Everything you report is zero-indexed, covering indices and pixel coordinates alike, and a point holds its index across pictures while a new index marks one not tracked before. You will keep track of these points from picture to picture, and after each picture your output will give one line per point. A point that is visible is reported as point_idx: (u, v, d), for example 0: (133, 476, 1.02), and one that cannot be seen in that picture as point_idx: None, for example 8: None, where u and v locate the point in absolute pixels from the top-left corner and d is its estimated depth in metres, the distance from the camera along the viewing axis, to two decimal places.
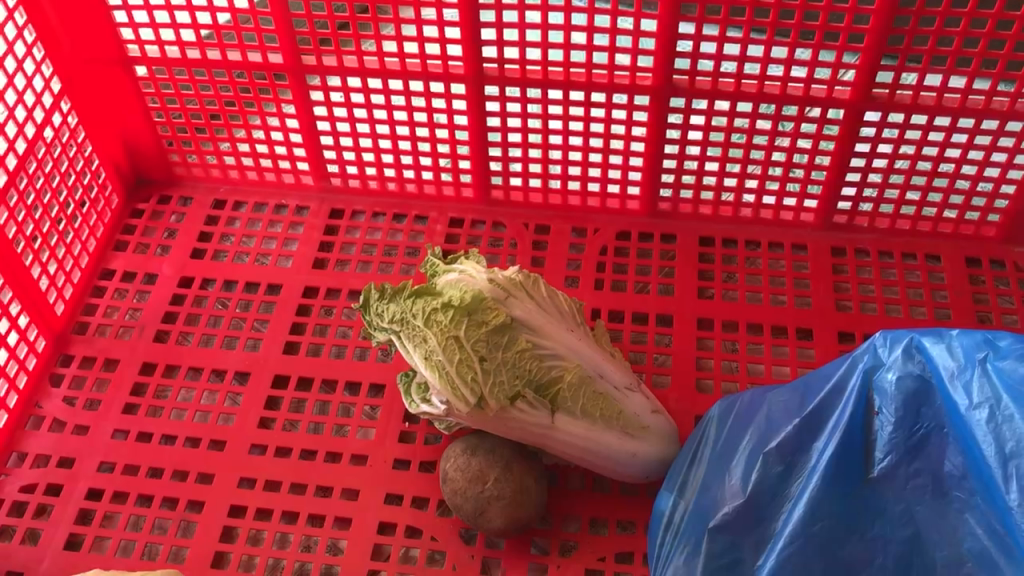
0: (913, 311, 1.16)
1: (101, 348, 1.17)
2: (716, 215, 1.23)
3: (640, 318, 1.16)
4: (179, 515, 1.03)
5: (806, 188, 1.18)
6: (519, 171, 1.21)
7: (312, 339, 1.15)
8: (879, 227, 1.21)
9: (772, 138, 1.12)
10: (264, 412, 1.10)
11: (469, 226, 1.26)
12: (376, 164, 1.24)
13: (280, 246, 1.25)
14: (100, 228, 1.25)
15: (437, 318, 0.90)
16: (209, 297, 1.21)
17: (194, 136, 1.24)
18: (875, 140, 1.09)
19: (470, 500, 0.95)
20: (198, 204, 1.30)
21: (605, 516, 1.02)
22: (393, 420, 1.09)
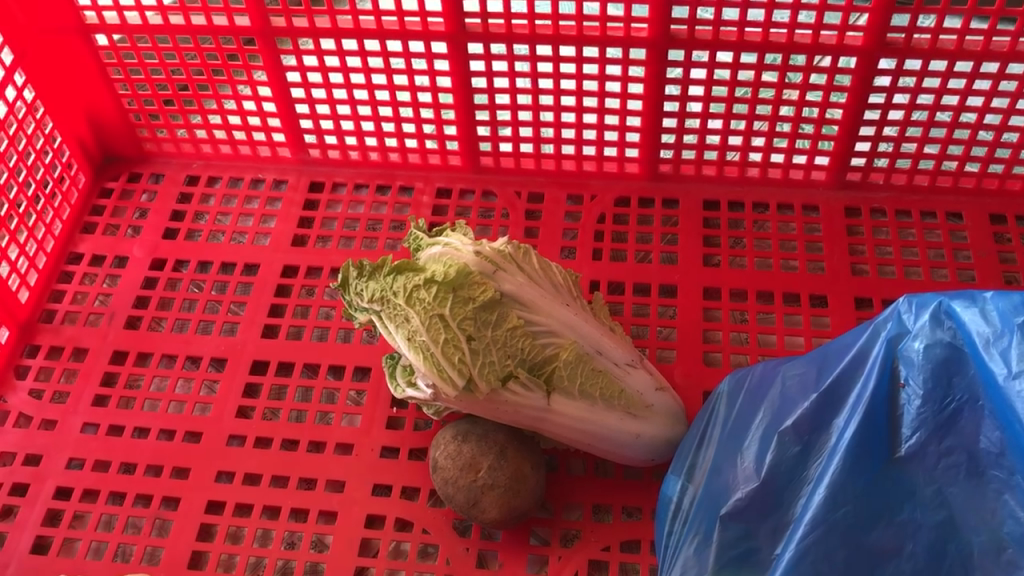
0: (934, 273, 1.08)
1: (69, 336, 1.09)
2: (720, 175, 1.15)
3: (642, 289, 1.08)
4: (153, 513, 0.96)
5: (817, 144, 1.10)
6: (508, 136, 1.13)
7: (293, 322, 1.08)
8: (895, 184, 1.13)
9: (778, 91, 1.03)
10: (242, 401, 1.03)
11: (458, 197, 1.18)
12: (356, 132, 1.16)
13: (257, 224, 1.17)
14: (65, 210, 1.18)
15: (420, 296, 0.83)
16: (183, 279, 1.14)
17: (162, 109, 1.16)
18: (890, 91, 1.01)
19: (462, 490, 0.89)
20: (170, 180, 1.23)
21: (608, 502, 0.95)
22: (379, 406, 1.02)
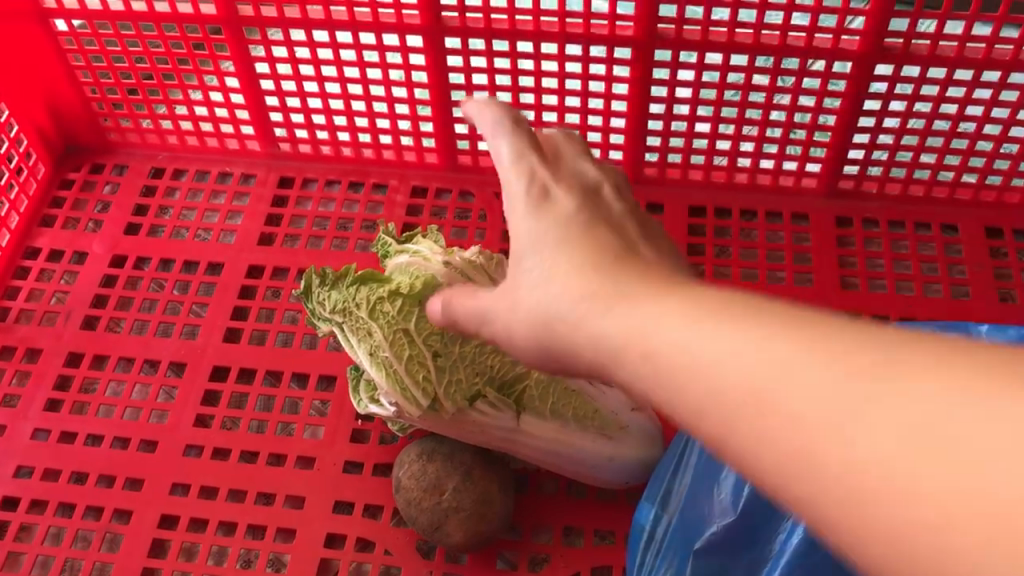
0: (927, 289, 1.04)
1: (23, 336, 1.04)
2: (708, 180, 1.10)
3: None
4: (103, 527, 0.92)
5: (808, 151, 1.05)
6: (487, 135, 1.08)
7: (256, 326, 1.03)
8: (889, 193, 1.09)
9: (768, 94, 0.99)
10: (201, 409, 0.98)
11: (433, 196, 1.13)
12: (328, 127, 1.11)
13: (223, 220, 1.12)
14: (23, 202, 1.12)
15: (384, 309, 0.78)
16: (144, 277, 1.09)
17: (126, 98, 1.11)
18: (885, 97, 0.96)
19: (426, 512, 0.84)
20: (134, 172, 1.17)
21: (580, 525, 0.90)
22: (344, 417, 0.97)
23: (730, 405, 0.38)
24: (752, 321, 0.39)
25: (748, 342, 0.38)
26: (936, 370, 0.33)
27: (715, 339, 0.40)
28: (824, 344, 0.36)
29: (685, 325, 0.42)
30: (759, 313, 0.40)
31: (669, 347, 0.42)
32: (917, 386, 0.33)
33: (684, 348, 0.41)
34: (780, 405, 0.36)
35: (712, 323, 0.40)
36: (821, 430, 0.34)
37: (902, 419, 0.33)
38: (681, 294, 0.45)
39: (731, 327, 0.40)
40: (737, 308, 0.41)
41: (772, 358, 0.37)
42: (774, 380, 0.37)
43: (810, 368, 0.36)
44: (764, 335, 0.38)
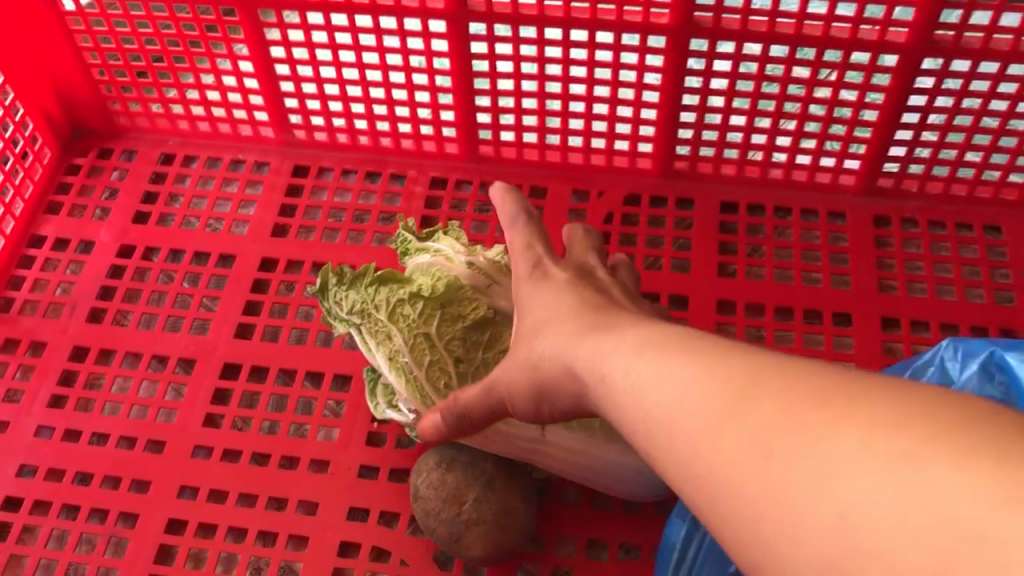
0: (969, 293, 0.99)
1: (27, 329, 1.01)
2: (740, 175, 1.06)
3: (650, 299, 1.00)
4: (108, 530, 0.89)
5: (846, 147, 1.00)
6: (510, 125, 1.04)
7: (269, 322, 0.99)
8: (930, 192, 1.04)
9: (809, 87, 0.94)
10: (211, 408, 0.95)
11: (453, 187, 1.08)
12: (345, 115, 1.06)
13: (234, 209, 1.08)
14: (27, 188, 1.08)
15: (404, 312, 0.74)
16: (152, 269, 1.05)
17: (135, 81, 1.06)
18: (931, 93, 0.91)
19: (444, 523, 0.81)
20: (144, 158, 1.13)
21: (605, 537, 0.86)
22: (360, 419, 0.93)
23: (693, 429, 0.43)
24: (733, 363, 0.44)
25: (741, 388, 0.42)
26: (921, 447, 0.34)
27: (695, 374, 0.45)
28: (834, 403, 0.38)
29: (689, 374, 0.45)
30: (744, 357, 0.44)
31: (655, 381, 0.47)
32: (848, 424, 0.36)
33: (690, 392, 0.44)
34: (736, 427, 0.41)
35: (720, 385, 0.43)
36: (759, 449, 0.39)
37: (826, 449, 0.36)
38: (679, 337, 0.50)
39: (716, 367, 0.44)
40: (727, 352, 0.45)
41: (742, 390, 0.42)
42: (736, 408, 0.41)
43: (815, 434, 0.37)
44: (739, 373, 0.43)
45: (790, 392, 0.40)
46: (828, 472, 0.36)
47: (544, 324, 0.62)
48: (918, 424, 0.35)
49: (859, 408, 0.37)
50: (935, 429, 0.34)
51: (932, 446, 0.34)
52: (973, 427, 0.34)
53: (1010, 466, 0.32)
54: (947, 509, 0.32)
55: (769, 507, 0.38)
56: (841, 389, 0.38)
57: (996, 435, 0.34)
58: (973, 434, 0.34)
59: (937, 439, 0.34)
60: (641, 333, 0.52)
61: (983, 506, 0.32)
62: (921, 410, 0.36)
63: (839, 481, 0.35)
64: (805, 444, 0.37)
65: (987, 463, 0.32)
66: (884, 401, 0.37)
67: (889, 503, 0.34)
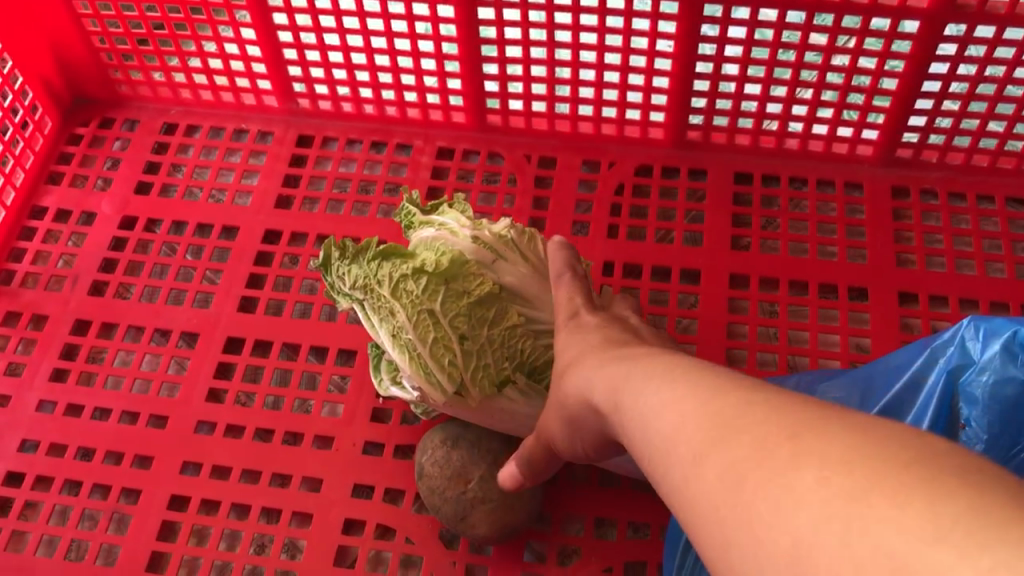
0: (990, 267, 0.96)
1: (28, 302, 0.99)
2: (754, 145, 1.03)
3: (661, 273, 0.98)
4: (111, 507, 0.88)
5: (865, 117, 0.97)
6: (519, 94, 1.01)
7: (272, 295, 0.98)
8: (951, 163, 1.01)
9: (827, 55, 0.91)
10: (214, 382, 0.93)
11: (461, 158, 1.06)
12: (350, 83, 1.04)
13: (238, 180, 1.06)
14: (28, 158, 1.06)
15: (408, 287, 0.71)
16: (155, 240, 1.03)
17: (136, 49, 1.04)
18: (954, 61, 0.88)
19: (450, 502, 0.79)
20: (146, 128, 1.11)
21: (612, 516, 0.85)
22: (365, 394, 0.92)
23: (679, 456, 0.43)
24: (726, 393, 0.44)
25: (726, 410, 0.42)
26: (865, 477, 0.33)
27: (687, 405, 0.45)
28: (804, 430, 0.37)
29: (685, 397, 0.46)
30: (733, 388, 0.44)
31: (655, 411, 0.47)
32: (807, 461, 0.35)
33: (681, 415, 0.45)
34: (710, 459, 0.40)
35: (708, 407, 0.43)
36: (727, 482, 0.38)
37: (784, 482, 0.36)
38: (688, 368, 0.50)
39: (711, 392, 0.45)
40: (723, 385, 0.45)
41: (723, 421, 0.41)
42: (715, 438, 0.41)
43: (775, 458, 0.37)
44: (725, 404, 0.42)
45: (766, 417, 0.40)
46: (782, 503, 0.35)
47: (582, 360, 0.65)
48: (867, 459, 0.34)
49: (821, 444, 0.36)
50: (885, 465, 0.33)
51: (874, 482, 0.33)
52: (916, 465, 0.33)
53: (941, 504, 0.31)
54: (880, 546, 0.31)
55: (732, 536, 0.37)
56: (812, 424, 0.37)
57: (937, 471, 0.32)
58: (915, 472, 0.32)
59: (879, 481, 0.33)
60: (655, 364, 0.53)
61: (912, 539, 0.30)
62: (875, 443, 0.35)
63: (789, 514, 0.34)
64: (766, 476, 0.37)
65: (919, 501, 0.31)
66: (845, 435, 0.36)
67: (831, 537, 0.32)
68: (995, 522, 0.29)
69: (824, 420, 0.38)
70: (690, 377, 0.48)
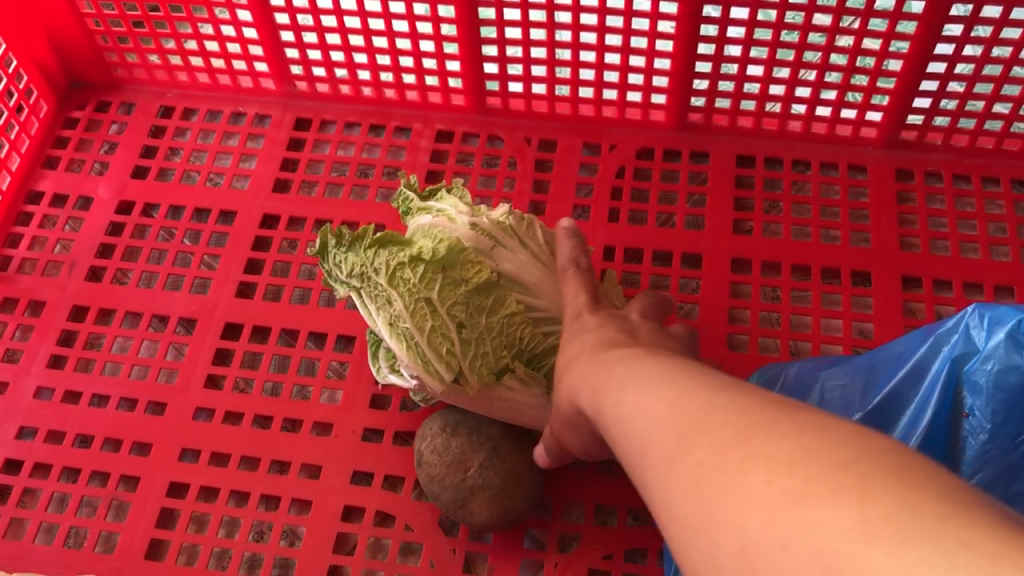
0: (994, 251, 0.95)
1: (25, 288, 0.99)
2: (757, 127, 1.02)
3: (662, 257, 0.97)
4: (109, 494, 0.87)
5: (869, 99, 0.96)
6: (519, 76, 1.00)
7: (271, 281, 0.97)
8: (955, 145, 1.00)
9: (831, 36, 0.89)
10: (212, 368, 0.93)
11: (460, 141, 1.05)
12: (347, 66, 1.03)
13: (235, 164, 1.05)
14: (24, 142, 1.05)
15: (405, 276, 0.70)
16: (152, 225, 1.02)
17: (131, 32, 1.03)
18: (960, 42, 0.86)
19: (449, 490, 0.79)
20: (143, 111, 1.10)
21: (613, 503, 0.84)
22: (364, 380, 0.91)
23: (651, 459, 0.43)
24: (696, 396, 0.44)
25: (690, 414, 0.43)
26: (805, 478, 0.34)
27: (660, 409, 0.46)
28: (757, 430, 0.38)
29: (658, 402, 0.47)
30: (702, 391, 0.45)
31: (633, 416, 0.48)
32: (755, 463, 0.36)
33: (652, 420, 0.45)
34: (672, 461, 0.41)
35: (676, 412, 0.44)
36: (687, 485, 0.39)
37: (734, 483, 0.36)
38: (665, 371, 0.51)
39: (681, 395, 0.45)
40: (692, 388, 0.46)
41: (688, 422, 0.42)
42: (680, 441, 0.41)
43: (727, 460, 0.37)
44: (693, 408, 0.43)
45: (723, 420, 0.40)
46: (733, 504, 0.35)
47: (575, 360, 0.67)
48: (810, 461, 0.34)
49: (770, 446, 0.36)
50: (827, 463, 0.34)
51: (815, 483, 0.33)
52: (856, 464, 0.33)
53: (875, 504, 0.31)
54: (817, 544, 0.31)
55: (690, 537, 0.38)
56: (763, 425, 0.38)
57: (875, 470, 0.32)
58: (854, 471, 0.33)
59: (820, 481, 0.33)
60: (638, 369, 0.54)
61: (846, 539, 0.30)
62: (820, 443, 0.35)
63: (738, 517, 0.35)
64: (718, 476, 0.37)
65: (855, 501, 0.31)
66: (795, 436, 0.36)
67: (775, 540, 0.33)
68: (920, 518, 0.30)
69: (777, 421, 0.38)
70: (665, 381, 0.49)
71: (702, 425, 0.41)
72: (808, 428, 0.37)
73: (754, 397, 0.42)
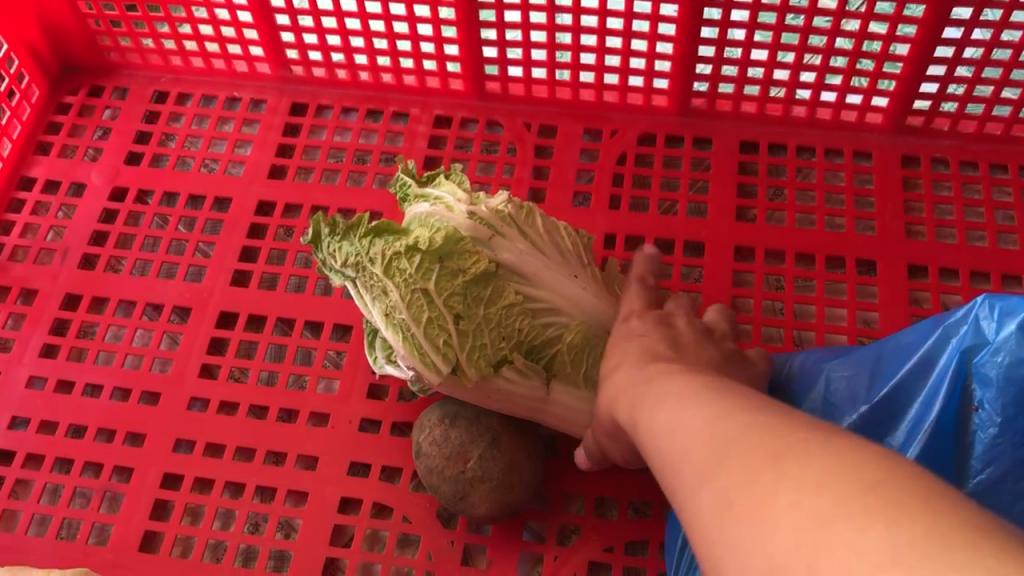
0: (1002, 239, 0.94)
1: (17, 276, 0.97)
2: (761, 113, 1.00)
3: (664, 245, 0.95)
4: (102, 485, 0.86)
5: (875, 84, 0.94)
6: (519, 60, 0.98)
7: (266, 269, 0.95)
8: (963, 131, 0.98)
9: (836, 20, 0.87)
10: (207, 358, 0.91)
11: (458, 126, 1.03)
12: (343, 50, 1.01)
13: (230, 150, 1.04)
14: (15, 127, 1.04)
15: (400, 266, 0.69)
16: (146, 213, 1.01)
17: (124, 15, 1.01)
18: (969, 26, 0.85)
19: (448, 482, 0.77)
20: (136, 96, 1.08)
21: (613, 495, 0.83)
22: (361, 370, 0.90)
23: (686, 479, 0.46)
24: (733, 421, 0.46)
25: (728, 434, 0.45)
26: (832, 498, 0.36)
27: (698, 429, 0.48)
28: (789, 454, 0.40)
29: (698, 422, 0.49)
30: (739, 414, 0.47)
31: (671, 434, 0.50)
32: (786, 483, 0.38)
33: (691, 438, 0.48)
34: (708, 478, 0.43)
35: (714, 432, 0.46)
36: (718, 507, 0.41)
37: (765, 504, 0.38)
38: (705, 394, 0.53)
39: (720, 417, 0.48)
40: (732, 412, 0.48)
41: (723, 445, 0.44)
42: (715, 466, 0.43)
43: (760, 479, 0.40)
44: (727, 433, 0.45)
45: (758, 443, 0.43)
46: (761, 526, 0.38)
47: (616, 369, 0.70)
48: (839, 483, 0.37)
49: (801, 467, 0.39)
50: (853, 489, 0.36)
51: (843, 504, 0.35)
52: (882, 488, 0.35)
53: (901, 526, 0.33)
54: (840, 559, 0.34)
55: (720, 555, 0.40)
56: (797, 449, 0.40)
57: (900, 494, 0.35)
58: (880, 494, 0.35)
59: (847, 501, 0.35)
60: (677, 390, 0.57)
61: (871, 558, 0.33)
62: (849, 468, 0.37)
63: (766, 531, 0.37)
64: (752, 496, 0.39)
65: (880, 521, 0.34)
66: (823, 462, 0.38)
67: (801, 554, 0.35)
68: (940, 546, 0.32)
69: (810, 444, 0.41)
70: (706, 403, 0.51)
71: (739, 447, 0.43)
72: (838, 452, 0.39)
73: (792, 423, 0.44)
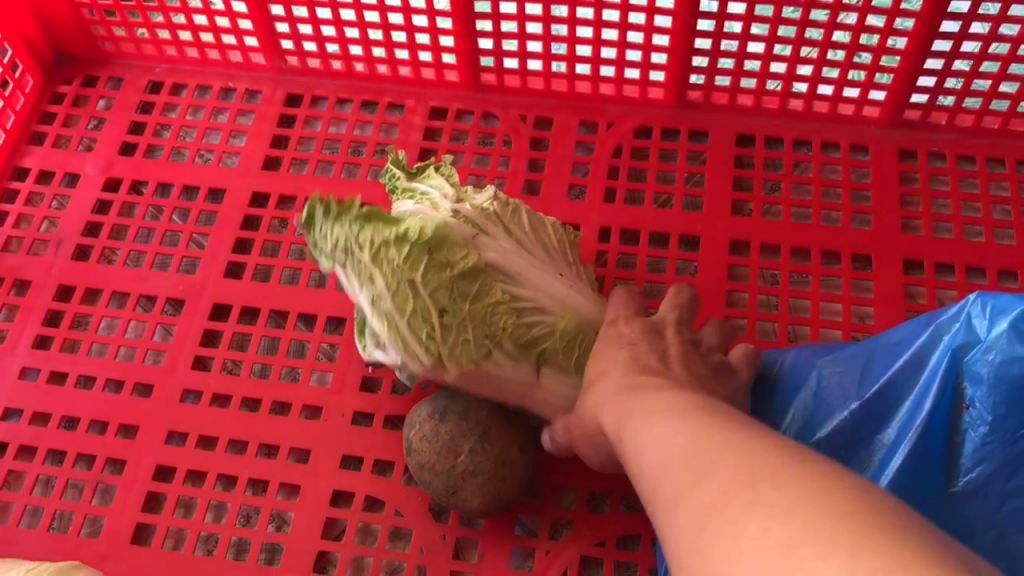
0: (998, 233, 0.93)
1: (10, 267, 0.97)
2: (757, 106, 1.00)
3: (658, 239, 0.95)
4: (95, 477, 0.86)
5: (872, 78, 0.94)
6: (513, 52, 0.98)
7: (260, 261, 0.95)
8: (960, 124, 0.97)
9: (833, 14, 0.87)
10: (199, 349, 0.91)
11: (453, 118, 1.03)
12: (338, 41, 1.01)
13: (224, 141, 1.03)
14: (9, 117, 1.03)
15: (388, 254, 0.69)
16: (140, 203, 1.00)
17: (117, 5, 1.01)
18: (966, 21, 0.84)
19: (440, 476, 0.77)
20: (131, 86, 1.08)
21: (605, 490, 0.83)
22: (354, 362, 0.90)
23: (663, 496, 0.46)
24: (713, 440, 0.46)
25: (707, 454, 0.45)
26: (800, 525, 0.36)
27: (678, 447, 0.48)
28: (763, 478, 0.40)
29: (680, 439, 0.49)
30: (720, 434, 0.47)
31: (653, 448, 0.51)
32: (757, 506, 0.38)
33: (671, 455, 0.48)
34: (682, 498, 0.43)
35: (694, 450, 0.46)
36: (692, 525, 0.41)
37: (735, 527, 0.38)
38: (690, 411, 0.53)
39: (702, 435, 0.48)
40: (712, 430, 0.48)
41: (701, 466, 0.44)
42: (691, 485, 0.43)
43: (732, 502, 0.40)
44: (706, 453, 0.45)
45: (735, 465, 0.43)
46: (731, 545, 0.38)
47: (602, 378, 0.70)
48: (806, 511, 0.37)
49: (773, 493, 0.39)
50: (824, 516, 0.36)
51: (809, 531, 0.35)
52: (849, 518, 0.35)
53: (863, 557, 0.33)
54: None
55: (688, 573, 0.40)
56: (771, 473, 0.40)
57: (867, 524, 0.35)
58: (847, 523, 0.35)
59: (814, 528, 0.35)
60: (662, 404, 0.57)
61: None
62: (819, 496, 0.37)
63: (733, 556, 0.37)
64: (722, 517, 0.39)
65: (843, 551, 0.34)
66: (799, 487, 0.38)
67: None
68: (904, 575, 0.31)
69: (785, 469, 0.41)
70: (691, 421, 0.51)
71: (715, 468, 0.43)
72: (811, 480, 0.39)
73: (770, 445, 0.44)
